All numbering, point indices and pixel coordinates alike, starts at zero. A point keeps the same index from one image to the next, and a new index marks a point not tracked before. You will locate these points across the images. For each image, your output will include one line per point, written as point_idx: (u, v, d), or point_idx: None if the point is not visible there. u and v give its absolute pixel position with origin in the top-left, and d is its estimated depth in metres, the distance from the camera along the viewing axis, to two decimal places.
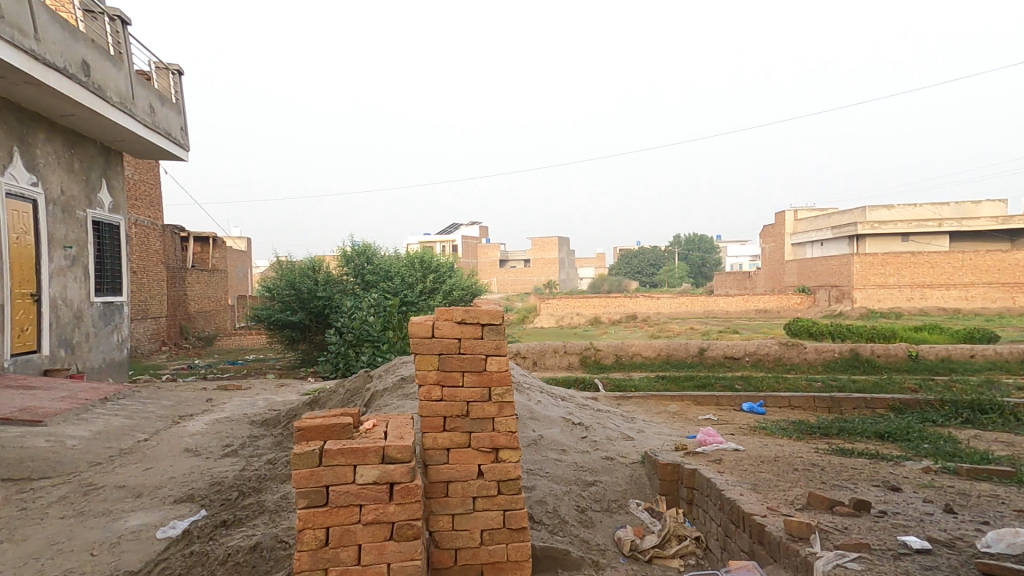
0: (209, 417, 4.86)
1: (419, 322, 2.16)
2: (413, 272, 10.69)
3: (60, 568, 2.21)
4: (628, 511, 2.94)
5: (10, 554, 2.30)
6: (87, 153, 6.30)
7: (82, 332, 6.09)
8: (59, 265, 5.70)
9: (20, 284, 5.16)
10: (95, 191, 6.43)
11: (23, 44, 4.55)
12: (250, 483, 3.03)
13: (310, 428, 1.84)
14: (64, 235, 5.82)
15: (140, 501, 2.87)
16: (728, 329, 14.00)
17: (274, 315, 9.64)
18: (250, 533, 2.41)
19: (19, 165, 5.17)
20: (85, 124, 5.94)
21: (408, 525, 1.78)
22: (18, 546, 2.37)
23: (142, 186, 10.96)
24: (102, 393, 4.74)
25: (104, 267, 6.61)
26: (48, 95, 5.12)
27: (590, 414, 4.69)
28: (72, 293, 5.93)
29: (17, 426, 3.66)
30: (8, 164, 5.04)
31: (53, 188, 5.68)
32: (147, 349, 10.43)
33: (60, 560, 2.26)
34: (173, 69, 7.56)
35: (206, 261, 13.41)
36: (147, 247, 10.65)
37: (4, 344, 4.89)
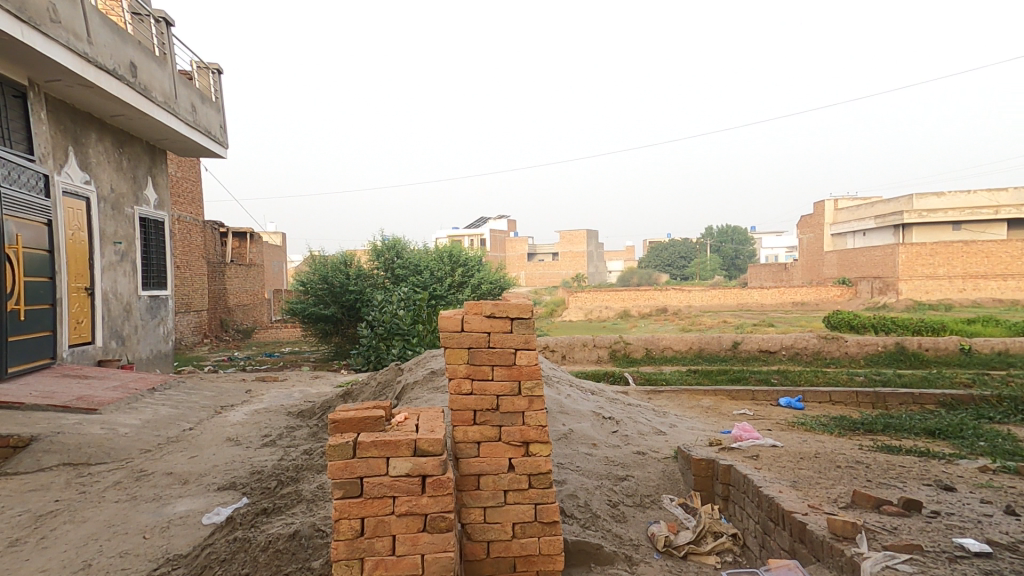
0: (248, 408, 5.02)
1: (448, 316, 2.17)
2: (443, 266, 10.76)
3: (115, 549, 2.31)
4: (661, 506, 2.91)
5: (71, 534, 2.42)
6: (133, 151, 6.54)
7: (131, 324, 6.35)
8: (109, 260, 5.94)
9: (76, 279, 5.41)
10: (141, 189, 6.68)
11: (78, 47, 4.74)
12: (289, 473, 3.12)
13: (344, 421, 1.88)
14: (114, 231, 6.06)
15: (187, 488, 2.99)
16: (763, 322, 13.68)
17: (308, 309, 9.87)
18: (289, 521, 2.48)
19: (73, 164, 5.41)
20: (132, 123, 6.16)
21: (441, 517, 1.80)
22: (77, 527, 2.49)
23: (185, 183, 11.33)
24: (150, 383, 4.94)
25: (150, 263, 6.87)
26: (99, 97, 5.33)
27: (621, 409, 4.66)
28: (122, 287, 6.18)
29: (75, 413, 3.86)
30: (64, 164, 5.28)
31: (104, 186, 5.92)
32: (189, 341, 10.83)
33: (116, 541, 2.37)
34: (212, 69, 7.76)
35: (243, 256, 13.78)
36: (189, 243, 11.02)
37: (62, 336, 5.14)
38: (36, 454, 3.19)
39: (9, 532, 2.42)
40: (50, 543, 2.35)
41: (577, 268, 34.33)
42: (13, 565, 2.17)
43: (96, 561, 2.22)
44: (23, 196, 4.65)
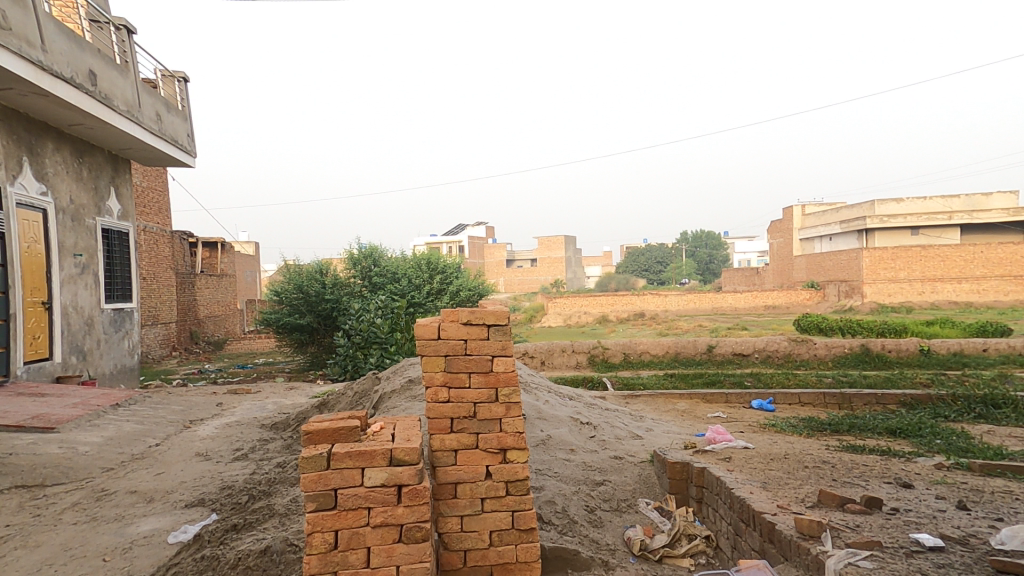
0: (219, 421, 4.89)
1: (425, 324, 2.17)
2: (420, 273, 10.68)
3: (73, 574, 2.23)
4: (637, 510, 2.93)
5: (25, 560, 2.33)
6: (95, 161, 6.37)
7: (93, 339, 6.16)
8: (69, 272, 5.77)
9: (32, 293, 5.23)
10: (104, 199, 6.51)
11: (31, 54, 4.61)
12: (261, 487, 3.06)
13: (318, 431, 1.85)
14: (75, 243, 5.89)
15: (152, 506, 2.90)
16: (737, 326, 13.90)
17: (282, 319, 9.71)
18: (260, 536, 2.43)
19: (28, 175, 5.24)
20: (93, 133, 6.00)
21: (417, 527, 1.78)
22: (31, 553, 2.39)
23: (151, 193, 11.07)
24: (114, 399, 4.80)
25: (114, 275, 6.69)
26: (56, 105, 5.18)
27: (598, 414, 4.68)
28: (83, 300, 5.99)
29: (31, 433, 3.72)
30: (18, 174, 5.11)
31: (63, 198, 5.75)
32: (157, 354, 10.56)
33: (73, 565, 2.29)
34: (178, 77, 7.63)
35: (214, 266, 13.46)
36: (157, 253, 10.75)
37: (16, 352, 4.96)
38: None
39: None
40: (1, 571, 2.26)
41: (556, 275, 34.51)
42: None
43: None
44: None
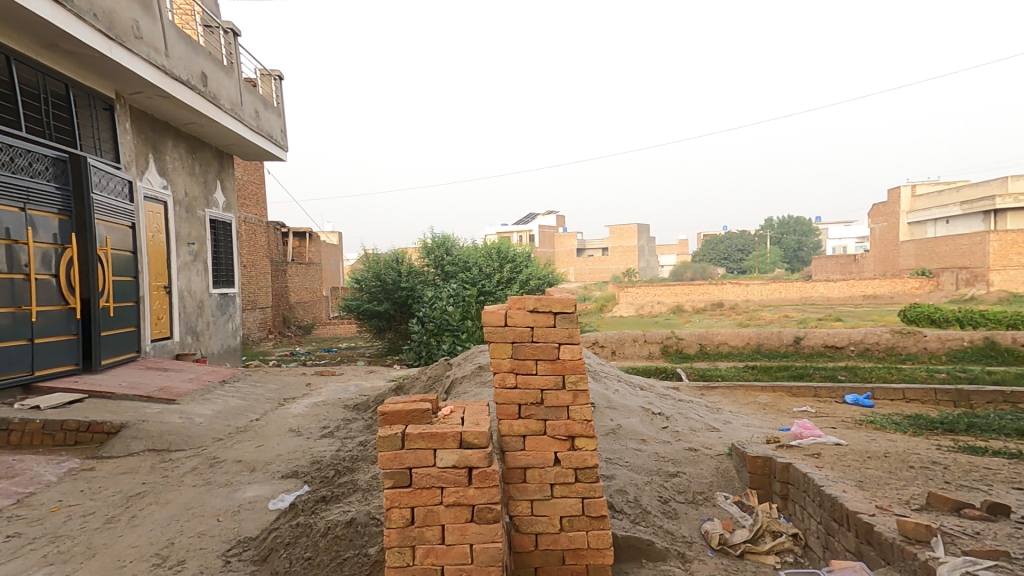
0: (308, 400, 5.26)
1: (492, 311, 2.18)
2: (491, 262, 10.85)
3: (195, 530, 2.51)
4: (715, 504, 2.84)
5: (158, 515, 2.64)
6: (204, 156, 6.94)
7: (204, 320, 6.77)
8: (184, 260, 6.36)
9: (156, 279, 5.81)
10: (212, 192, 7.09)
11: (157, 60, 5.09)
12: (345, 463, 3.25)
13: (393, 413, 1.93)
14: (189, 233, 6.48)
15: (255, 475, 3.17)
16: (830, 317, 13.01)
17: (362, 305, 10.19)
18: (346, 508, 2.58)
19: (152, 170, 5.83)
20: (204, 130, 6.55)
21: (488, 508, 1.83)
22: (162, 509, 2.71)
23: (250, 186, 11.96)
24: (222, 375, 5.27)
25: (220, 262, 7.30)
26: (174, 106, 5.70)
27: (671, 404, 4.57)
28: (195, 285, 6.59)
29: (157, 403, 4.16)
30: (145, 171, 5.71)
31: (180, 191, 6.33)
32: (256, 336, 11.44)
33: (194, 522, 2.57)
34: (275, 75, 8.15)
35: (302, 255, 14.32)
36: (255, 242, 11.61)
37: (145, 331, 5.54)
38: (125, 440, 3.50)
39: (106, 510, 2.70)
40: (140, 522, 2.57)
41: (629, 264, 33.84)
42: (111, 540, 2.40)
43: (178, 541, 2.41)
44: (112, 202, 5.05)
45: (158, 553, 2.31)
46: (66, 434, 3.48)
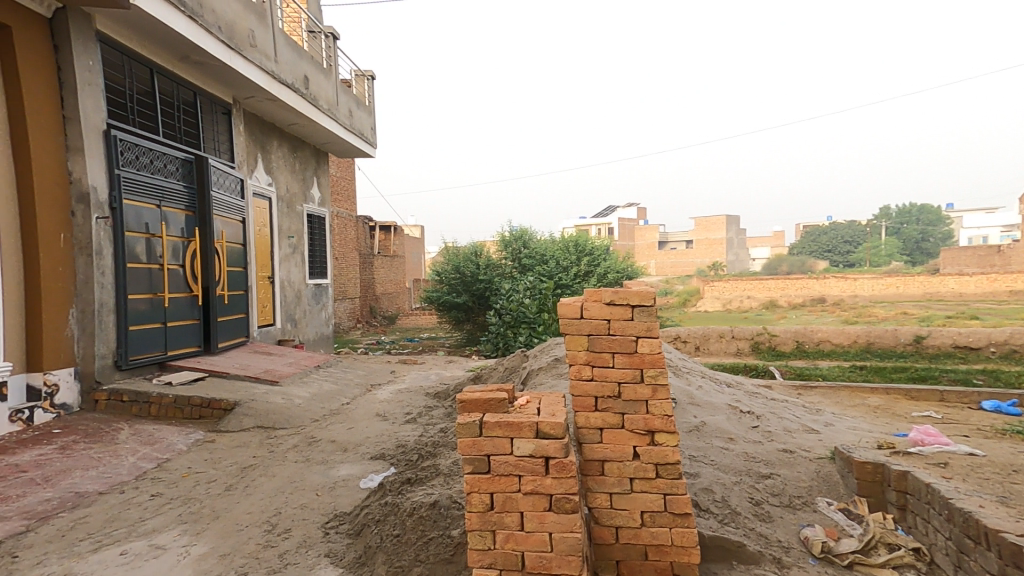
0: (393, 387, 5.53)
1: (568, 303, 2.16)
2: (568, 255, 10.78)
3: (297, 501, 2.73)
4: (817, 509, 2.67)
5: (267, 485, 2.91)
6: (304, 155, 7.45)
7: (302, 309, 7.29)
8: (285, 252, 6.86)
9: (261, 270, 6.32)
10: (309, 188, 7.60)
11: (266, 66, 5.53)
12: (428, 447, 3.38)
13: (471, 401, 1.97)
14: (289, 227, 6.98)
15: (347, 454, 3.38)
16: (960, 316, 11.68)
17: (443, 297, 10.50)
18: (430, 491, 2.68)
19: (259, 169, 6.35)
20: (304, 130, 7.03)
21: (565, 499, 1.83)
22: (269, 480, 2.97)
23: (342, 183, 12.69)
24: (317, 360, 5.68)
25: (315, 255, 7.82)
26: (280, 108, 6.17)
27: (761, 403, 4.34)
28: (294, 275, 7.11)
29: (263, 383, 4.56)
30: (253, 170, 6.23)
31: (282, 187, 6.85)
32: (346, 325, 12.16)
33: (297, 495, 2.80)
34: (368, 75, 8.56)
35: (388, 248, 14.98)
36: (345, 236, 12.32)
37: (252, 318, 6.05)
38: (238, 417, 3.91)
39: (225, 478, 3.01)
40: (252, 492, 2.84)
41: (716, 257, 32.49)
42: (229, 506, 2.69)
43: (283, 510, 2.64)
44: (226, 199, 5.56)
45: (268, 520, 2.55)
46: (193, 408, 3.97)
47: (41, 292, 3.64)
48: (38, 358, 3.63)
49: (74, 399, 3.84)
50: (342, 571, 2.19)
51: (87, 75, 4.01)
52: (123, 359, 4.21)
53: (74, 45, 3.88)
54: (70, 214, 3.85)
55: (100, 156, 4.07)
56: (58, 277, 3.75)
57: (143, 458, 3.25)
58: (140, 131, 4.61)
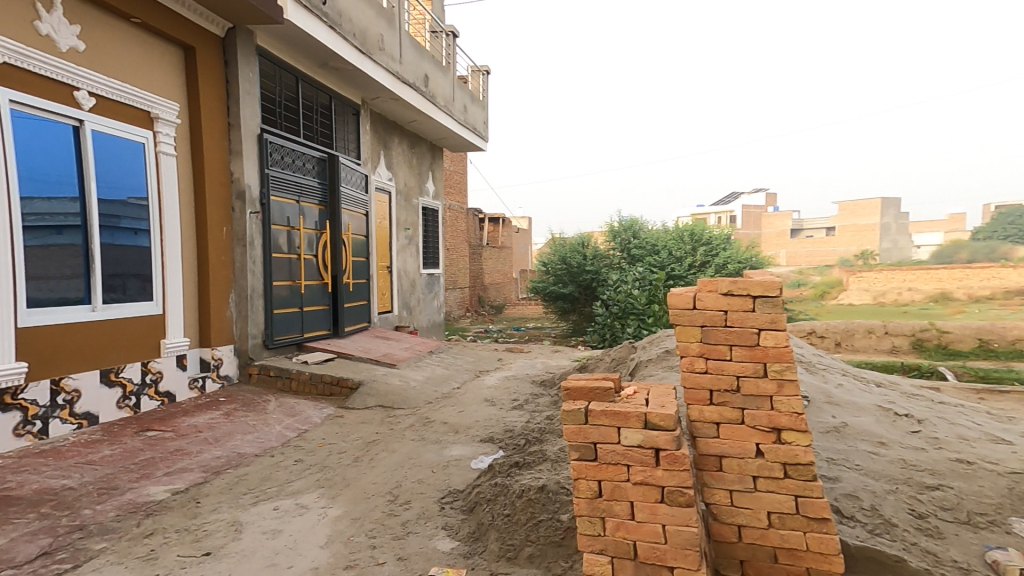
0: (500, 374, 5.71)
1: (680, 294, 2.07)
2: (682, 245, 10.26)
3: (415, 476, 2.92)
4: (1010, 531, 2.32)
5: (389, 459, 3.15)
6: (421, 151, 7.89)
7: (416, 297, 7.73)
8: (402, 244, 7.31)
9: (381, 260, 6.79)
10: (425, 182, 8.03)
11: (391, 68, 5.92)
12: (534, 434, 3.44)
13: (576, 389, 1.97)
14: (406, 219, 7.42)
15: (458, 436, 3.55)
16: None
17: (549, 288, 10.56)
18: (538, 475, 2.72)
19: (381, 166, 6.82)
20: (423, 127, 7.43)
21: (679, 491, 1.77)
22: (390, 455, 3.21)
23: (455, 177, 13.22)
24: (430, 346, 6.02)
25: (428, 247, 8.26)
26: (403, 107, 6.61)
27: (922, 406, 3.86)
28: (409, 266, 7.55)
29: (383, 366, 4.93)
30: (376, 167, 6.71)
31: (401, 182, 7.31)
32: (456, 314, 12.71)
33: (415, 470, 3.00)
34: (483, 71, 8.85)
35: (496, 239, 15.37)
36: (456, 228, 12.84)
37: (372, 304, 6.54)
38: (363, 395, 4.26)
39: (353, 451, 3.30)
40: (375, 464, 3.09)
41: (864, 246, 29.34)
42: (357, 475, 2.95)
43: (403, 484, 2.84)
44: (354, 194, 6.08)
45: (390, 491, 2.76)
46: (325, 384, 4.38)
47: (209, 275, 4.28)
48: (210, 331, 4.31)
49: (233, 370, 4.49)
50: (457, 543, 2.30)
51: (250, 85, 4.62)
52: (270, 338, 4.78)
53: (239, 60, 4.49)
54: (232, 210, 4.49)
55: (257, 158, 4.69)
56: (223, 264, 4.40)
57: (287, 427, 3.68)
58: (286, 133, 5.14)
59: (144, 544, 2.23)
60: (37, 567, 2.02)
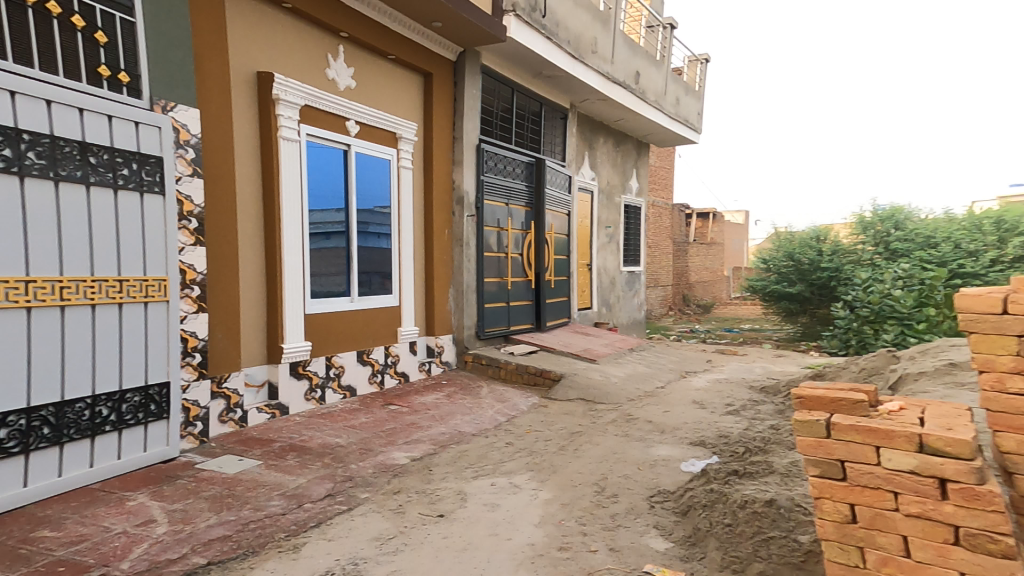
0: (710, 375, 5.38)
1: (976, 294, 1.69)
2: (977, 234, 7.89)
3: (620, 471, 2.94)
4: None
5: (593, 452, 3.23)
6: (627, 149, 7.86)
7: (615, 294, 7.74)
8: (602, 241, 7.38)
9: (582, 258, 6.98)
10: (629, 179, 7.97)
11: (603, 69, 6.05)
12: (756, 443, 3.17)
13: (813, 398, 1.74)
14: (608, 217, 7.47)
15: (664, 436, 3.46)
16: None
17: (770, 287, 9.63)
18: (764, 488, 2.49)
19: (585, 167, 6.99)
20: (631, 125, 7.40)
21: (983, 535, 1.44)
22: (594, 448, 3.29)
23: (661, 172, 12.88)
24: (631, 343, 5.99)
25: (630, 243, 8.19)
26: (611, 106, 6.67)
27: None
28: (609, 263, 7.58)
29: (583, 361, 5.05)
30: (580, 168, 6.91)
31: (603, 180, 7.39)
32: (658, 312, 12.39)
33: (620, 465, 3.02)
34: (701, 60, 8.50)
35: (703, 235, 14.52)
36: (660, 224, 12.50)
37: (572, 301, 6.74)
38: (565, 387, 4.43)
39: (557, 440, 3.46)
40: (579, 455, 3.20)
41: None
42: (564, 463, 3.08)
43: (608, 477, 2.88)
44: (558, 195, 6.36)
45: (596, 483, 2.82)
46: (529, 375, 4.67)
47: (435, 272, 4.95)
48: (432, 320, 4.93)
49: (453, 358, 5.12)
50: (672, 545, 2.23)
51: (473, 104, 5.16)
52: (482, 330, 5.27)
53: (467, 81, 5.07)
54: (453, 214, 5.10)
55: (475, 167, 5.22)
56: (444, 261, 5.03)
57: (498, 412, 4.02)
58: (501, 141, 5.63)
59: (394, 500, 2.68)
60: (327, 505, 2.62)
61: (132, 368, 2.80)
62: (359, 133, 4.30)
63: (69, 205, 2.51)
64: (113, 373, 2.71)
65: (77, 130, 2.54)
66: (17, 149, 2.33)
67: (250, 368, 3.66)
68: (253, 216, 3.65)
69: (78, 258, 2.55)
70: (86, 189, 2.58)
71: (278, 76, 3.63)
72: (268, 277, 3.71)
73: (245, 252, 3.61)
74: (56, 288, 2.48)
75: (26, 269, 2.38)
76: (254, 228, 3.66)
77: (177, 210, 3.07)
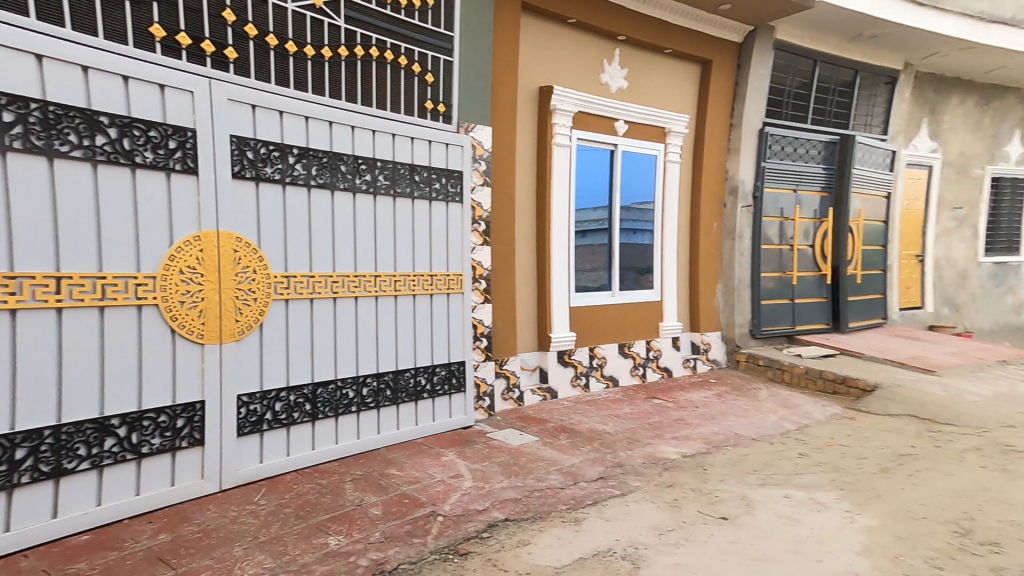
0: None
1: None
2: None
3: (998, 515, 2.50)
4: None
5: (944, 483, 2.84)
6: (999, 107, 7.15)
7: (966, 292, 7.25)
8: (948, 226, 7.03)
9: (909, 248, 6.77)
10: (1001, 146, 7.22)
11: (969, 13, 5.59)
12: None
13: None
14: (956, 197, 7.03)
15: None
16: None
17: None
18: None
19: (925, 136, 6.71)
20: (1012, 73, 6.68)
21: None
22: (942, 478, 2.91)
23: None
24: (997, 355, 5.49)
25: (999, 226, 7.41)
26: (980, 55, 6.10)
27: None
28: (958, 253, 7.18)
29: (914, 370, 4.86)
30: (915, 139, 6.66)
31: (954, 150, 6.93)
32: None
33: (993, 507, 2.58)
34: None
35: None
36: None
37: (892, 298, 6.54)
38: (883, 400, 4.21)
39: (878, 461, 3.14)
40: (923, 483, 2.84)
41: None
42: (900, 490, 2.76)
43: (975, 517, 2.48)
44: (869, 172, 6.08)
45: (954, 522, 2.43)
46: (827, 381, 4.65)
47: (703, 263, 5.29)
48: (699, 319, 5.25)
49: (722, 357, 5.41)
50: None
51: (757, 86, 5.29)
52: (757, 329, 5.49)
53: (751, 60, 5.19)
54: (724, 207, 5.39)
55: (750, 153, 5.37)
56: (714, 245, 5.32)
57: (788, 419, 3.90)
58: (794, 122, 5.69)
59: (666, 492, 2.76)
60: (600, 486, 2.82)
61: (439, 344, 3.73)
62: (624, 132, 4.71)
63: (401, 216, 3.52)
64: (426, 347, 3.67)
65: (408, 157, 3.53)
66: (373, 175, 3.37)
67: (526, 353, 4.36)
68: (529, 220, 4.38)
69: (405, 257, 3.56)
70: (411, 204, 3.57)
71: (555, 88, 4.26)
72: (540, 273, 4.33)
73: (522, 252, 4.38)
74: (392, 281, 3.49)
75: (376, 265, 3.42)
76: (529, 231, 4.36)
77: (473, 215, 3.95)
